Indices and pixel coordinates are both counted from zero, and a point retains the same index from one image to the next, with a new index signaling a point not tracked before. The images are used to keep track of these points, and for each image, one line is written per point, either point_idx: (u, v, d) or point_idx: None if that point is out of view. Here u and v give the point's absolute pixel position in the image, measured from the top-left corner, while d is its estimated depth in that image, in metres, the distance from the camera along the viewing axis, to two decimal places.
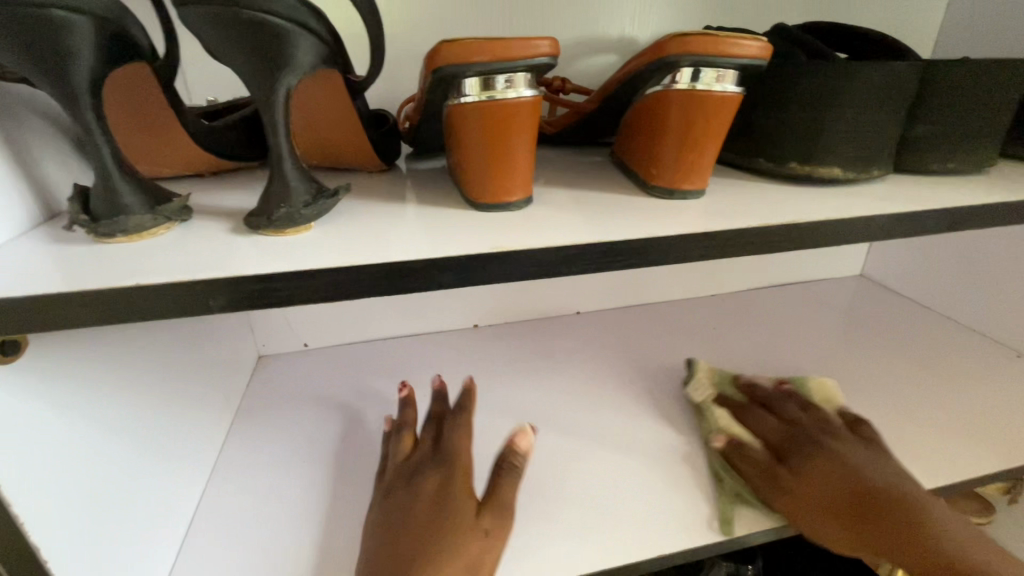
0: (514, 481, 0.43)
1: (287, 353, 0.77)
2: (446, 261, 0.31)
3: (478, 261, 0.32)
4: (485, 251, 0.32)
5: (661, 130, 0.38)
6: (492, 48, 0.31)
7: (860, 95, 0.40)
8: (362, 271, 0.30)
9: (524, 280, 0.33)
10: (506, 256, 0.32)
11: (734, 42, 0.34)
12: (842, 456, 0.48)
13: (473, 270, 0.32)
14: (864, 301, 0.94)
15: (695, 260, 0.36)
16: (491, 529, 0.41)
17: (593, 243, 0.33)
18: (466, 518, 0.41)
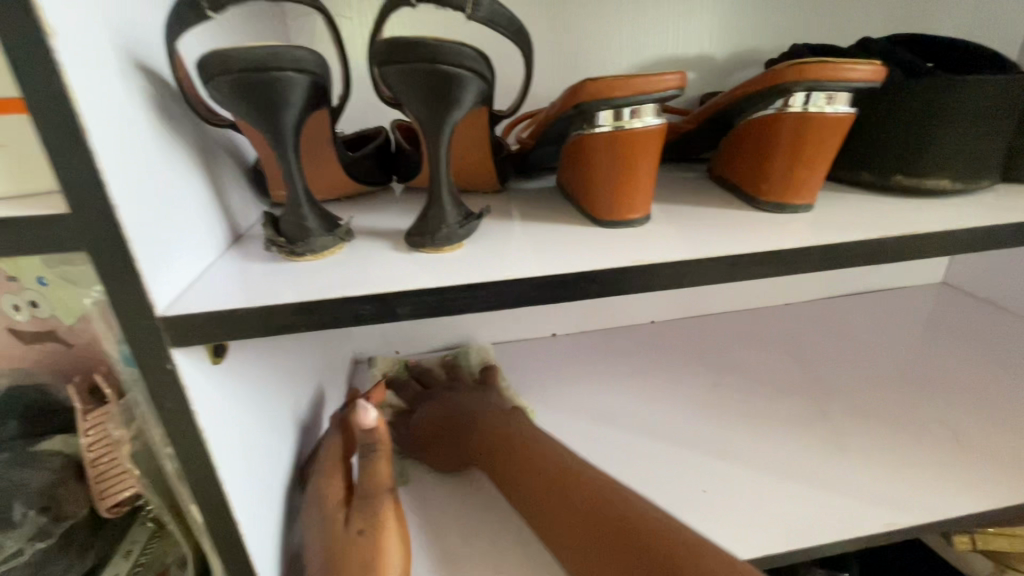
0: (380, 462, 0.43)
1: (380, 359, 0.84)
2: (590, 273, 0.35)
3: (617, 274, 0.35)
4: (623, 264, 0.35)
5: (772, 150, 0.41)
6: (629, 85, 0.35)
7: (972, 109, 0.41)
8: (519, 283, 0.34)
9: (654, 291, 0.37)
10: (642, 268, 0.35)
11: (849, 69, 0.36)
12: (444, 401, 0.59)
13: (614, 282, 0.35)
14: (947, 310, 0.91)
15: (813, 271, 0.38)
16: (365, 523, 0.41)
17: (719, 255, 0.36)
18: (340, 527, 0.41)
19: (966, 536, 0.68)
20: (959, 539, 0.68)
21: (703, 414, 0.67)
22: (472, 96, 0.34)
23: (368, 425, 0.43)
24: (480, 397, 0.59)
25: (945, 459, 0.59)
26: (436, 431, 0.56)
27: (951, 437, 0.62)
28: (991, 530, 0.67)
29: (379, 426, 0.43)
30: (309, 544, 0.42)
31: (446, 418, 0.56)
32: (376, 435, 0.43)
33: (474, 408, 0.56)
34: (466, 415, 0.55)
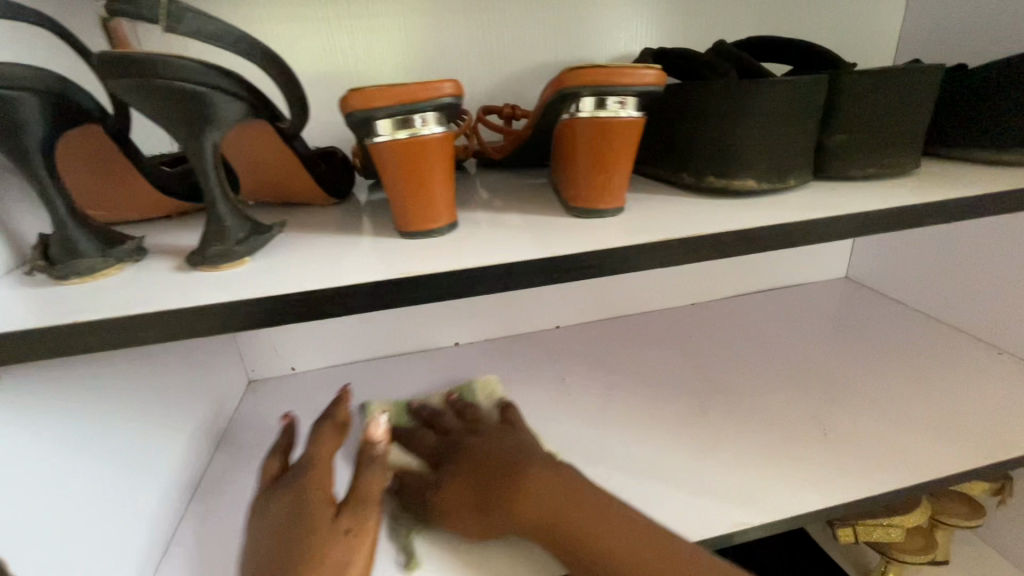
0: (374, 473, 0.42)
1: (275, 377, 0.82)
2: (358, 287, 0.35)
3: (386, 286, 0.35)
4: (392, 277, 0.35)
5: (574, 155, 0.40)
6: (395, 94, 0.34)
7: (769, 110, 0.41)
8: (280, 301, 0.33)
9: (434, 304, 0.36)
10: (412, 281, 0.35)
11: (633, 72, 0.36)
12: (474, 450, 0.48)
13: (384, 295, 0.35)
14: (848, 303, 0.93)
15: (600, 276, 0.38)
16: (353, 522, 0.39)
17: (497, 265, 0.37)
18: (325, 522, 0.39)
19: (848, 528, 0.69)
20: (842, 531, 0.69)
21: (585, 419, 0.67)
22: (224, 109, 0.33)
23: (377, 436, 0.43)
24: (504, 440, 0.49)
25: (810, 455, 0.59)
26: (463, 498, 0.45)
27: (820, 432, 0.63)
28: (869, 521, 0.68)
29: (386, 439, 0.43)
30: (266, 533, 0.39)
31: (484, 462, 0.46)
32: (381, 446, 0.43)
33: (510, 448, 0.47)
34: (508, 462, 0.46)
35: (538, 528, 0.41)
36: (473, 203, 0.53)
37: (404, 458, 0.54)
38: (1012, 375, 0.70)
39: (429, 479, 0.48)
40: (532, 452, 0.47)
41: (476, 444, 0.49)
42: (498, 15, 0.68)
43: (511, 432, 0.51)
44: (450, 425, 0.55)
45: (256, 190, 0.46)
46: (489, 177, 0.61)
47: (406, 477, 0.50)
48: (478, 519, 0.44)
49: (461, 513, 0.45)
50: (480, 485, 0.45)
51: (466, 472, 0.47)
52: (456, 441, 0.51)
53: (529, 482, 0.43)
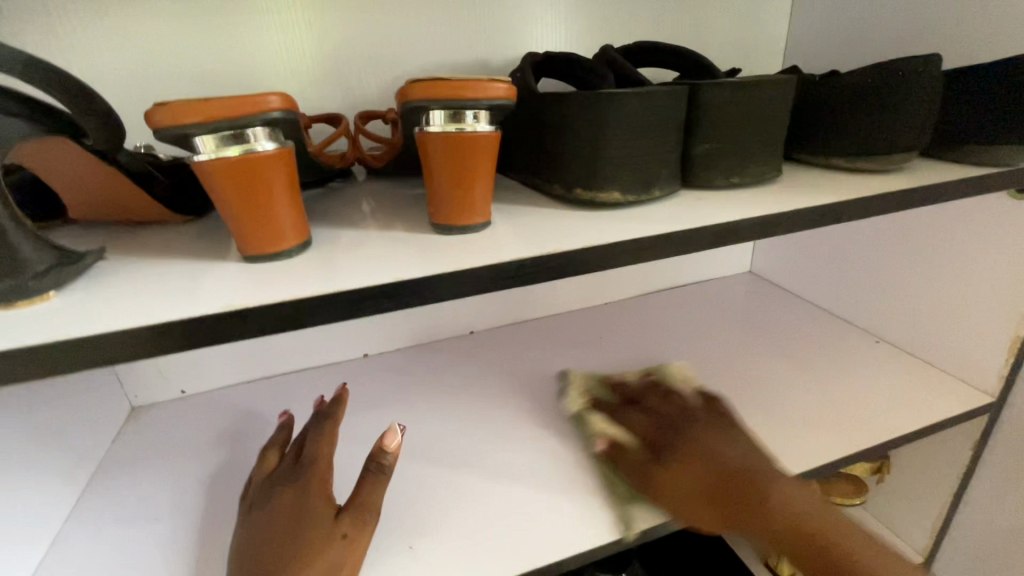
0: (376, 482, 0.48)
1: (164, 401, 0.75)
2: (174, 325, 0.32)
3: (204, 322, 0.32)
4: (215, 311, 0.32)
5: (430, 171, 0.39)
6: (210, 108, 0.31)
7: (628, 122, 0.41)
8: (75, 344, 0.30)
9: (270, 336, 0.34)
10: (240, 314, 0.32)
11: (481, 86, 0.35)
12: (701, 443, 0.51)
13: (204, 332, 0.32)
14: (752, 296, 0.97)
15: (453, 298, 0.37)
16: (351, 530, 0.45)
17: (335, 293, 0.34)
18: (324, 529, 0.45)
19: None
20: None
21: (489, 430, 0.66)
22: None
23: (390, 448, 0.48)
24: (736, 447, 0.51)
25: None
26: (694, 492, 0.48)
27: None
28: None
29: (394, 452, 0.48)
30: (264, 526, 0.45)
31: (722, 463, 0.49)
32: (386, 461, 0.48)
33: (720, 449, 0.51)
34: (755, 473, 0.48)
35: (789, 539, 0.44)
36: (347, 216, 0.50)
37: (616, 431, 0.57)
38: (888, 362, 0.75)
39: (650, 464, 0.52)
40: (757, 464, 0.49)
41: (706, 437, 0.52)
42: (383, 12, 0.65)
43: (731, 430, 0.54)
44: (659, 407, 0.58)
45: (86, 209, 0.42)
46: (373, 186, 0.59)
47: (633, 451, 0.54)
48: (711, 517, 0.47)
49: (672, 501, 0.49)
50: (729, 491, 0.47)
51: (679, 453, 0.51)
52: (682, 416, 0.56)
53: (765, 501, 0.46)
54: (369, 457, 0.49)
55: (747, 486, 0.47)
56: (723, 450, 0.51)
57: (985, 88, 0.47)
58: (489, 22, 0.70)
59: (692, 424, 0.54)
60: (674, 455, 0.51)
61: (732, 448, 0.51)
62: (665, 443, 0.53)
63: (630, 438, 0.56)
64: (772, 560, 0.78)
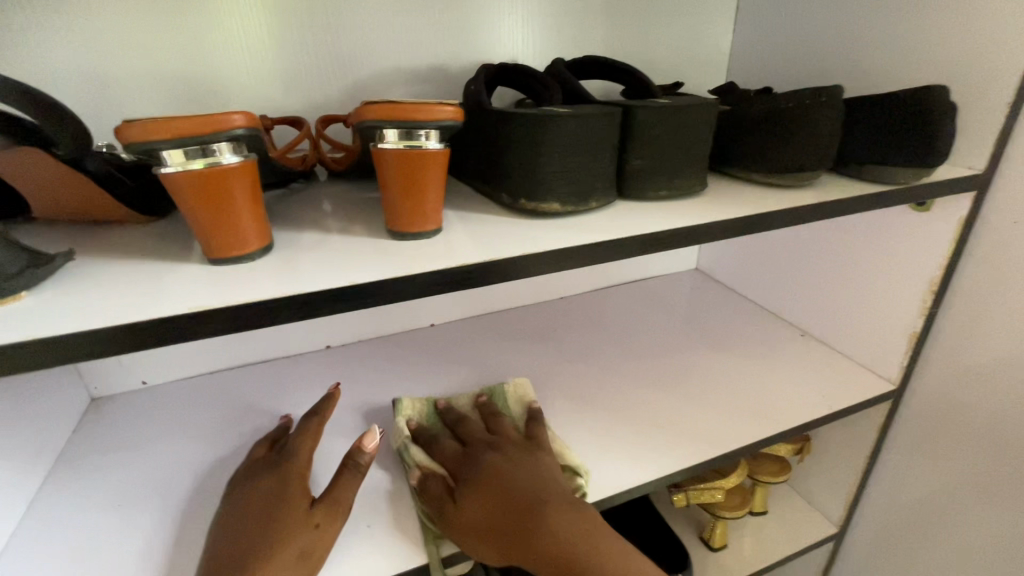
0: (353, 478, 0.52)
1: (123, 393, 0.76)
2: (146, 323, 0.35)
3: (174, 320, 0.35)
4: (186, 311, 0.35)
5: (386, 182, 0.42)
6: (178, 126, 0.34)
7: (565, 142, 0.45)
8: (51, 340, 0.32)
9: (235, 333, 0.37)
10: (208, 314, 0.36)
11: (430, 108, 0.39)
12: (501, 474, 0.52)
13: (176, 330, 0.35)
14: (697, 292, 1.04)
15: (405, 299, 0.41)
16: (322, 519, 0.49)
17: (297, 293, 0.38)
18: (296, 516, 0.48)
19: (682, 494, 0.79)
20: (677, 497, 0.79)
21: None
22: None
23: (368, 446, 0.53)
24: (535, 468, 0.54)
25: (638, 435, 0.67)
26: (494, 519, 0.49)
27: (651, 415, 0.71)
28: (698, 486, 0.78)
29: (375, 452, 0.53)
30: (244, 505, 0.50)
31: (551, 492, 0.51)
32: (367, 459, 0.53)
33: (536, 482, 0.52)
34: (565, 496, 0.51)
35: (554, 567, 0.46)
36: (308, 217, 0.54)
37: (431, 465, 0.57)
38: (810, 355, 0.83)
39: (447, 496, 0.52)
40: (561, 492, 0.51)
41: (508, 467, 0.53)
42: (345, 18, 0.67)
43: (534, 460, 0.55)
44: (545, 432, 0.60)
45: (51, 211, 0.43)
46: (335, 187, 0.62)
47: (434, 482, 0.54)
48: (493, 547, 0.48)
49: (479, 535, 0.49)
50: (515, 515, 0.49)
51: (470, 481, 0.52)
52: (486, 439, 0.59)
53: (541, 539, 0.47)
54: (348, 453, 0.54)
55: (519, 517, 0.49)
56: (521, 479, 0.52)
57: (879, 114, 0.54)
58: (448, 29, 0.73)
59: (498, 454, 0.56)
60: (558, 476, 0.53)
61: (532, 475, 0.53)
62: (461, 475, 0.54)
63: (434, 464, 0.57)
64: (706, 534, 0.86)
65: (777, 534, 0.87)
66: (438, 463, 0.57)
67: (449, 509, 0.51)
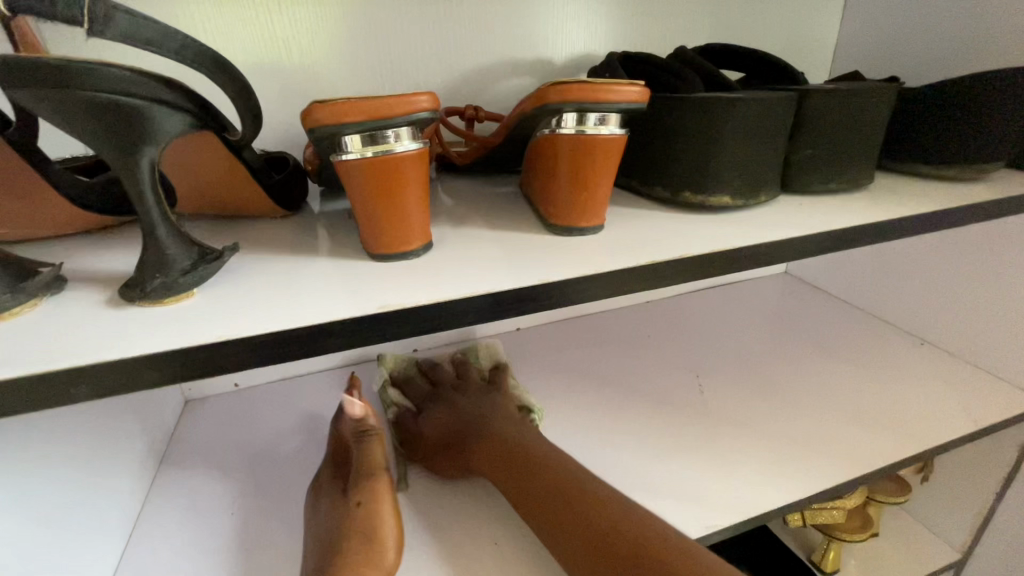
0: (374, 445, 0.50)
1: (217, 395, 0.75)
2: (328, 324, 0.32)
3: (356, 322, 0.32)
4: (367, 311, 0.32)
5: (555, 172, 0.39)
6: (367, 107, 0.31)
7: (740, 128, 0.41)
8: (237, 342, 0.30)
9: (412, 337, 0.34)
10: (390, 315, 0.33)
11: (618, 89, 0.35)
12: (485, 419, 0.56)
13: (357, 333, 0.32)
14: (791, 297, 0.98)
15: (583, 300, 0.37)
16: (362, 496, 0.47)
17: (477, 293, 0.34)
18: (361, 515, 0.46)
19: (798, 514, 0.73)
20: (793, 517, 0.73)
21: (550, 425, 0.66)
22: (171, 131, 0.29)
23: None
24: (484, 402, 0.60)
25: (765, 448, 0.62)
26: (496, 466, 0.52)
27: (774, 426, 0.66)
28: (817, 506, 0.72)
29: (368, 415, 0.52)
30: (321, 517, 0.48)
31: (481, 429, 0.55)
32: (368, 422, 0.51)
33: (482, 413, 0.57)
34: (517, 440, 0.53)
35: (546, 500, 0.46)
36: (441, 214, 0.50)
37: (404, 401, 0.64)
38: (933, 366, 0.77)
39: (446, 445, 0.56)
40: (511, 418, 0.57)
41: (463, 402, 0.60)
42: (456, 10, 0.65)
43: (488, 398, 0.60)
44: (442, 378, 0.65)
45: (198, 205, 0.41)
46: (452, 183, 0.59)
47: (405, 419, 0.60)
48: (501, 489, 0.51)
49: (450, 463, 0.56)
50: (507, 458, 0.51)
51: (461, 427, 0.56)
52: (454, 386, 0.64)
53: (533, 459, 0.50)
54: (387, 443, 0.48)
55: (487, 445, 0.53)
56: (485, 415, 0.57)
57: None
58: (556, 22, 0.70)
59: (459, 392, 0.63)
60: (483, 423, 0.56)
61: (488, 408, 0.59)
62: (425, 412, 0.60)
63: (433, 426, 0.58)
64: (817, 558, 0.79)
65: (895, 561, 0.80)
66: (409, 401, 0.64)
67: (420, 438, 0.58)
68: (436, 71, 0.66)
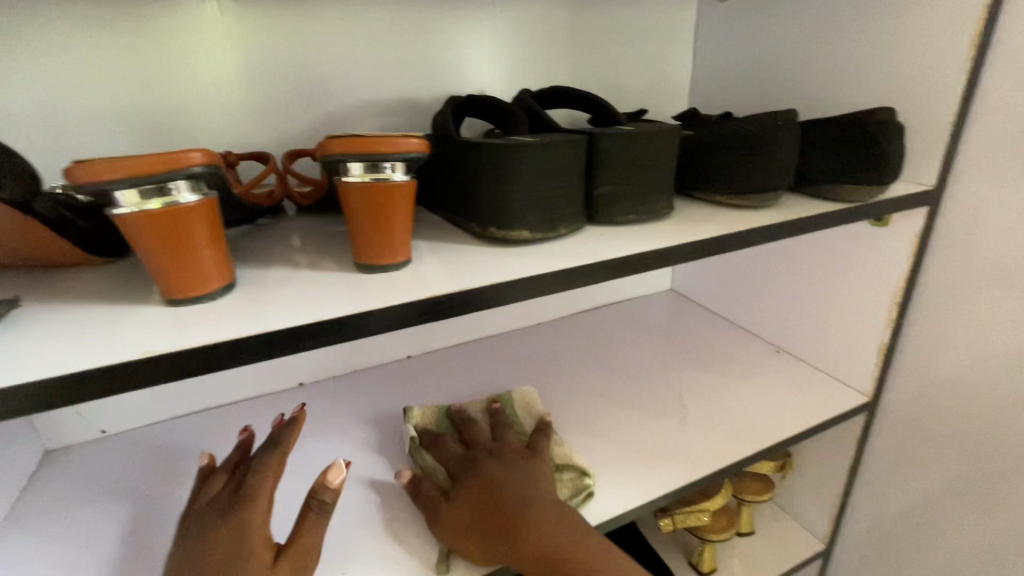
0: (320, 519, 0.45)
1: (81, 443, 0.72)
2: (95, 370, 0.33)
3: (124, 367, 0.33)
4: (140, 356, 0.34)
5: (351, 216, 0.41)
6: (132, 165, 0.33)
7: (530, 170, 0.45)
8: None
9: (193, 378, 0.36)
10: (164, 359, 0.34)
11: (393, 141, 0.39)
12: (492, 488, 0.52)
13: (135, 374, 0.34)
14: (674, 313, 1.04)
15: (374, 334, 0.40)
16: (292, 572, 0.43)
17: (265, 330, 0.37)
18: (261, 565, 0.42)
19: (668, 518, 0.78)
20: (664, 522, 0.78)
21: None
22: None
23: (331, 483, 0.45)
24: (531, 473, 0.54)
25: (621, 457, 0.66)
26: (467, 528, 0.50)
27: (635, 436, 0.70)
28: (683, 509, 0.77)
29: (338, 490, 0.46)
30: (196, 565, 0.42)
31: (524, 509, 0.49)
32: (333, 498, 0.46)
33: (527, 491, 0.51)
34: (573, 523, 0.48)
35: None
36: (277, 254, 0.52)
37: (432, 462, 0.60)
38: (786, 371, 0.84)
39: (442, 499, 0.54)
40: (547, 499, 0.51)
41: (500, 475, 0.53)
42: (313, 53, 0.67)
43: (527, 464, 0.55)
44: (481, 436, 0.61)
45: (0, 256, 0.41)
46: (303, 222, 0.61)
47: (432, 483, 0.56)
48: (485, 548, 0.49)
49: (468, 530, 0.50)
50: (495, 528, 0.48)
51: (494, 502, 0.50)
52: (497, 447, 0.58)
53: (522, 541, 0.47)
54: (311, 492, 0.45)
55: (534, 515, 0.49)
56: (535, 489, 0.52)
57: (828, 137, 0.56)
58: (416, 62, 0.74)
59: (489, 458, 0.56)
60: (521, 501, 0.50)
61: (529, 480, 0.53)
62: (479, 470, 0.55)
63: (442, 466, 0.59)
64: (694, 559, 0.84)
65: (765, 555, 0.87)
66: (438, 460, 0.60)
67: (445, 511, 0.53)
68: (296, 113, 0.68)
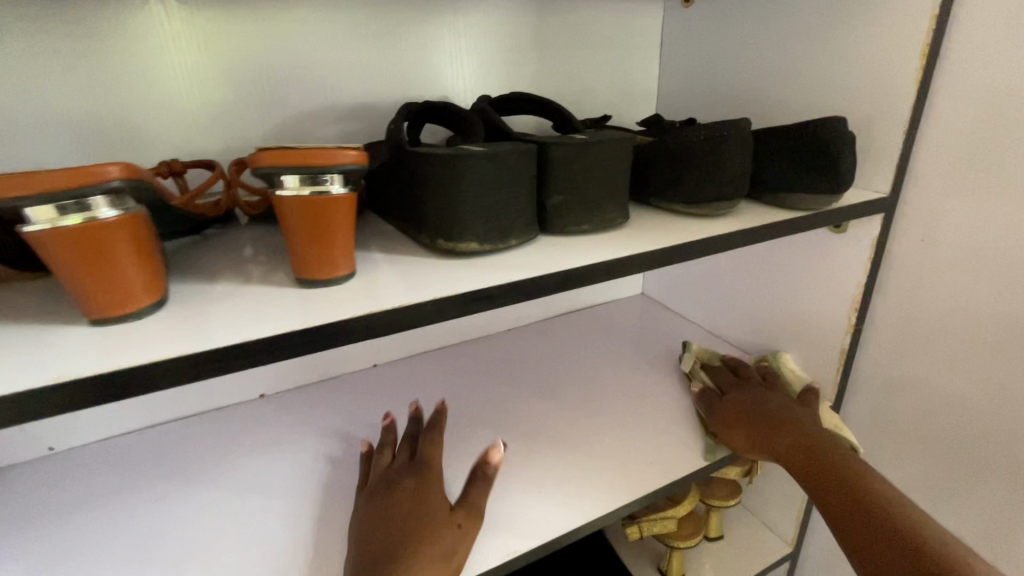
0: (482, 490, 0.55)
1: (26, 461, 0.67)
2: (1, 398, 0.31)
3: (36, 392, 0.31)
4: (54, 381, 0.32)
5: (286, 230, 0.40)
6: (43, 180, 0.31)
7: (476, 181, 0.44)
8: None
9: (115, 402, 0.34)
10: (79, 384, 0.32)
11: (329, 153, 0.38)
12: (763, 398, 0.71)
13: (61, 398, 0.32)
14: (644, 317, 1.04)
15: (314, 352, 0.39)
16: (464, 521, 0.52)
17: (203, 349, 0.35)
18: (441, 516, 0.51)
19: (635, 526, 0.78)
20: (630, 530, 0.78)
21: None
22: None
23: (495, 460, 0.56)
24: (781, 400, 0.71)
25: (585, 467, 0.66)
26: (741, 418, 0.69)
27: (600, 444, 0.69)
28: (650, 516, 0.78)
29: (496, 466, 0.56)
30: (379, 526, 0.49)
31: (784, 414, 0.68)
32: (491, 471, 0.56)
33: (782, 409, 0.69)
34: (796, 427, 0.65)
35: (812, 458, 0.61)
36: (222, 267, 0.50)
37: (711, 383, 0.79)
38: None
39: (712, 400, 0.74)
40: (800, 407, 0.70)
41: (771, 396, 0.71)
42: (269, 57, 0.66)
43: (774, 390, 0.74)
44: (747, 373, 0.79)
45: None
46: (254, 232, 0.59)
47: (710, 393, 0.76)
48: (744, 437, 0.67)
49: (732, 428, 0.68)
50: (760, 419, 0.68)
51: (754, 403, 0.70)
52: (766, 382, 0.76)
53: (804, 431, 0.65)
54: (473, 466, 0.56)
55: (790, 419, 0.67)
56: (771, 406, 0.70)
57: (782, 146, 0.56)
58: (376, 67, 0.72)
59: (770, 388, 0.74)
60: (774, 404, 0.70)
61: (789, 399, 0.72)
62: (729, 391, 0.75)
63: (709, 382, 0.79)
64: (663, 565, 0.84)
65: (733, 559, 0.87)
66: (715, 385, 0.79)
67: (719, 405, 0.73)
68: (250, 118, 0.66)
